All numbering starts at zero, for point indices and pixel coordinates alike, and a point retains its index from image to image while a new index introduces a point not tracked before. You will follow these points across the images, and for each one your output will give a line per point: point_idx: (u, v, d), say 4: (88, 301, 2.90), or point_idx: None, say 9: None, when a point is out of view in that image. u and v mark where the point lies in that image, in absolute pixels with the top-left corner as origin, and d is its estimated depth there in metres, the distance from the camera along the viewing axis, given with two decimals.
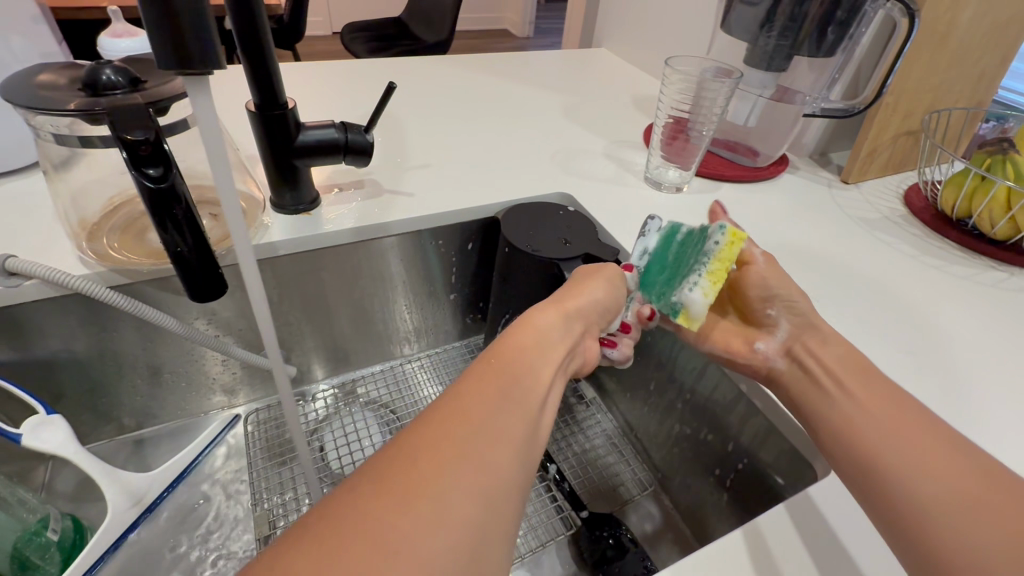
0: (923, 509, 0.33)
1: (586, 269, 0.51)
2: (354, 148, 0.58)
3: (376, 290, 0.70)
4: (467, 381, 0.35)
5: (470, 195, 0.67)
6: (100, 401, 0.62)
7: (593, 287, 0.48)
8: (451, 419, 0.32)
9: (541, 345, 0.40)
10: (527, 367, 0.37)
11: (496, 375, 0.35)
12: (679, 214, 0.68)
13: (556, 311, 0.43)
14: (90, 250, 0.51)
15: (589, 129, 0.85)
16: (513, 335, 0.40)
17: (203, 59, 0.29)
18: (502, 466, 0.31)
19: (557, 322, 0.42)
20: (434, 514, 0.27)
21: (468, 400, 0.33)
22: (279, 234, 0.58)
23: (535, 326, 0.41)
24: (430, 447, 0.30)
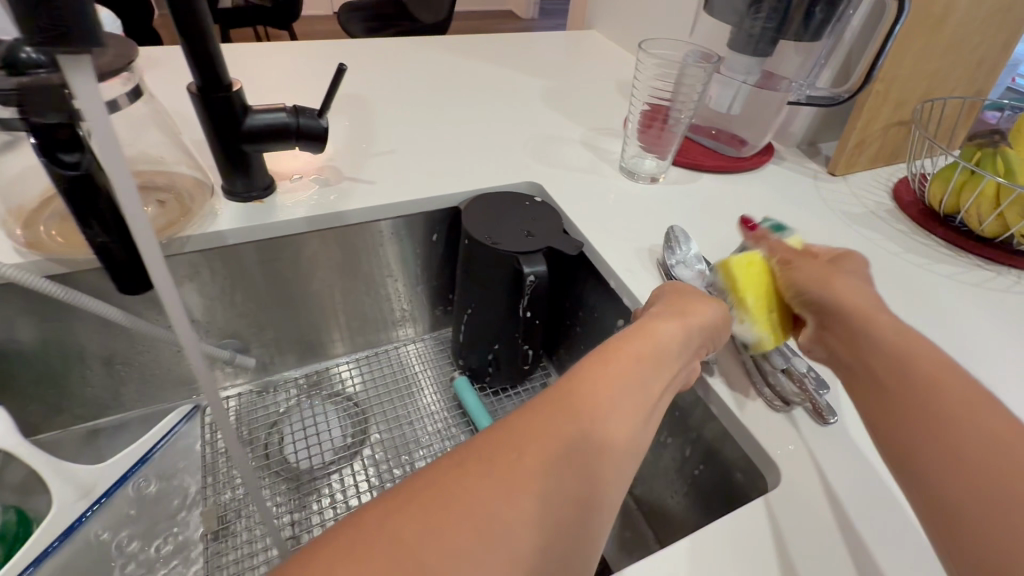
0: (956, 481, 0.29)
1: (684, 288, 0.46)
2: (309, 134, 0.55)
3: (338, 281, 0.67)
4: (570, 380, 0.33)
5: (434, 183, 0.64)
6: (51, 391, 0.61)
7: (705, 301, 0.44)
8: (558, 413, 0.31)
9: (658, 357, 0.37)
10: (636, 377, 0.34)
11: (604, 381, 0.33)
12: (652, 205, 0.65)
13: (672, 322, 0.40)
14: (24, 238, 0.48)
15: (567, 115, 0.82)
16: (622, 341, 0.37)
17: (81, 35, 0.26)
18: (596, 482, 0.30)
19: (672, 332, 0.39)
20: (524, 512, 0.27)
21: (573, 400, 0.32)
22: (227, 223, 0.56)
23: (651, 333, 0.38)
24: (531, 444, 0.29)
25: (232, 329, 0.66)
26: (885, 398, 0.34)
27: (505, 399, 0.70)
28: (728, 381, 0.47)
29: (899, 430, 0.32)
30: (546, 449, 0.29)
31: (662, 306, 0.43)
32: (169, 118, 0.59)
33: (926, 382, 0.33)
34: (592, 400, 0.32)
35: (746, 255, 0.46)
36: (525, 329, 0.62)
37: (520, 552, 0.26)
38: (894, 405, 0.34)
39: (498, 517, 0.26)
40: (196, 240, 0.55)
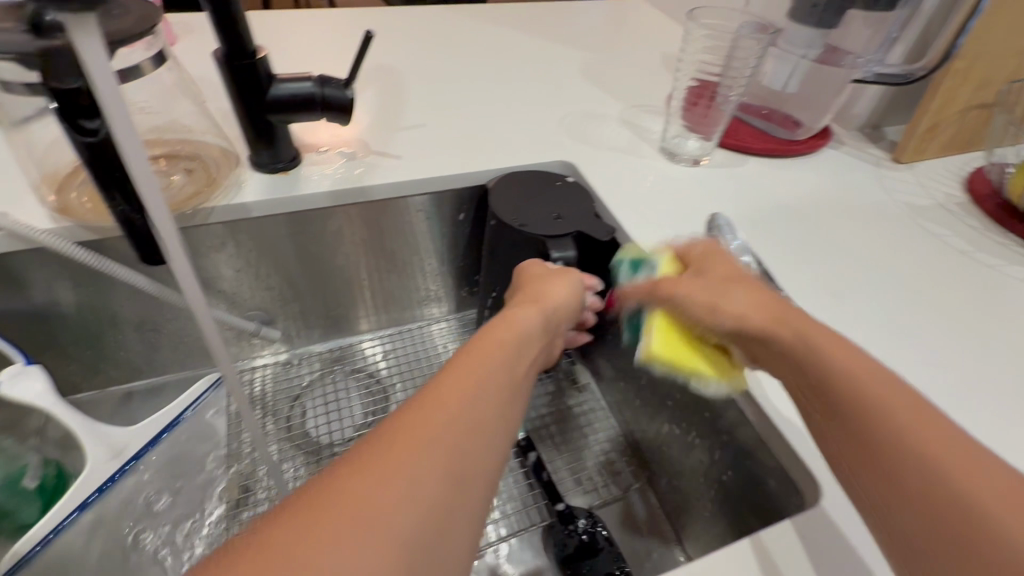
0: (924, 483, 0.28)
1: (543, 271, 0.49)
2: (334, 104, 0.53)
3: (363, 258, 0.66)
4: (446, 370, 0.33)
5: (462, 160, 0.62)
6: (88, 353, 0.63)
7: (557, 289, 0.46)
8: (433, 395, 0.30)
9: (522, 339, 0.38)
10: (503, 358, 0.35)
11: (478, 365, 0.33)
12: (693, 190, 0.61)
13: (529, 311, 0.42)
14: (55, 204, 0.49)
15: (606, 91, 0.77)
16: (492, 333, 0.38)
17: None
18: (480, 450, 0.29)
19: (528, 320, 0.41)
20: (404, 493, 0.25)
21: (447, 383, 0.31)
22: (253, 195, 0.55)
23: (511, 323, 0.40)
24: (410, 431, 0.28)
25: (258, 301, 0.66)
26: (824, 405, 0.34)
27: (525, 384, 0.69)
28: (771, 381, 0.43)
29: (845, 441, 0.32)
30: (428, 428, 0.28)
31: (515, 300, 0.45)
32: (197, 85, 0.58)
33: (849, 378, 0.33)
34: (469, 383, 0.31)
35: (655, 328, 0.42)
36: None
37: (409, 541, 0.24)
38: (832, 417, 0.33)
39: (380, 509, 0.24)
40: (222, 211, 0.54)
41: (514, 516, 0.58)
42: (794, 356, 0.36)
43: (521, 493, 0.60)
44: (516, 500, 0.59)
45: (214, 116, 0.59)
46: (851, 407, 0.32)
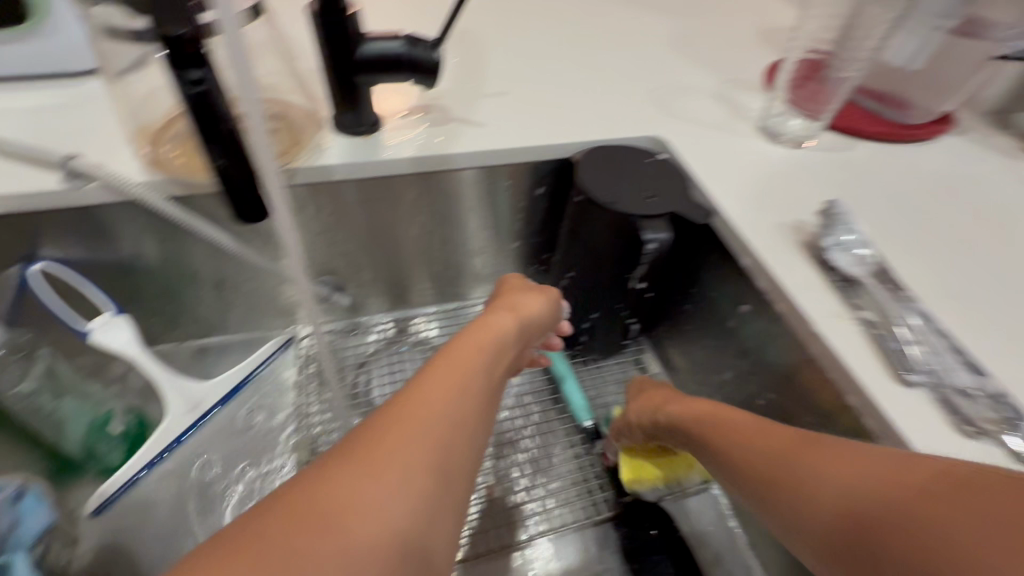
0: (866, 516, 0.29)
1: (518, 287, 0.54)
2: (422, 65, 0.51)
3: (436, 229, 0.65)
4: (433, 367, 0.38)
5: (547, 131, 0.59)
6: (168, 306, 0.64)
7: (527, 298, 0.52)
8: (418, 394, 0.34)
9: (498, 345, 0.43)
10: (481, 356, 0.41)
11: (458, 362, 0.39)
12: (798, 173, 0.56)
13: (502, 315, 0.47)
14: (148, 156, 0.49)
15: (697, 63, 0.72)
16: (470, 333, 0.43)
17: None
18: (461, 443, 0.34)
19: (502, 321, 0.46)
20: (396, 480, 0.29)
21: (429, 382, 0.35)
22: (336, 157, 0.54)
23: (485, 324, 0.45)
24: (403, 416, 0.32)
25: (331, 266, 0.66)
26: (772, 475, 0.36)
27: (592, 369, 0.67)
28: (903, 388, 0.38)
29: (788, 496, 0.34)
30: (416, 424, 0.32)
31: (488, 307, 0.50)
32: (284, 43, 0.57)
33: (783, 457, 0.36)
34: (451, 382, 0.36)
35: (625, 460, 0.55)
36: (633, 300, 0.57)
37: (401, 521, 0.28)
38: (777, 481, 0.35)
39: (375, 494, 0.28)
40: (306, 172, 0.53)
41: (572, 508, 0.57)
42: (742, 437, 0.41)
43: (580, 485, 0.58)
44: (574, 492, 0.58)
45: (300, 76, 0.58)
46: (773, 469, 0.36)
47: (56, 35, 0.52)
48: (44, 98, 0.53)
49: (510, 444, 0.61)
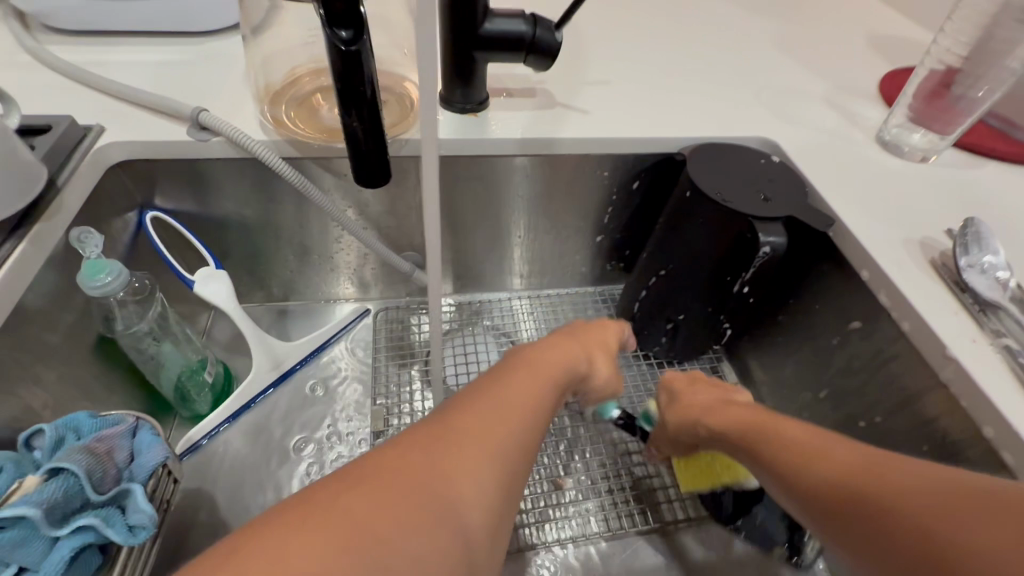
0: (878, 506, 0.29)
1: (593, 328, 0.48)
2: (541, 47, 0.50)
3: (526, 215, 0.64)
4: (483, 394, 0.34)
5: (653, 124, 0.57)
6: (256, 268, 0.66)
7: (592, 338, 0.47)
8: (481, 419, 0.31)
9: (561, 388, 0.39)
10: (539, 394, 0.36)
11: (512, 391, 0.35)
12: (920, 188, 0.53)
13: (564, 351, 0.42)
14: (269, 115, 0.51)
15: (807, 67, 0.69)
16: (526, 361, 0.39)
17: None
18: (512, 485, 0.31)
19: (562, 358, 0.41)
20: (442, 515, 0.27)
21: (493, 408, 0.33)
22: (445, 133, 0.54)
23: (543, 353, 0.41)
24: (443, 443, 0.29)
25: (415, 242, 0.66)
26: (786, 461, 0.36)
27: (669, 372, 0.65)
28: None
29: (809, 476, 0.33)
30: (475, 457, 0.29)
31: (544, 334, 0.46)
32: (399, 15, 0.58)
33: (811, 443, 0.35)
34: (513, 417, 0.33)
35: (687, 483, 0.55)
36: (731, 304, 0.55)
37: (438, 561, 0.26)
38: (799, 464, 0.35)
39: (418, 524, 0.26)
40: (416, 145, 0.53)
41: (592, 518, 0.55)
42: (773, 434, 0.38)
43: (603, 497, 0.57)
44: (596, 503, 0.56)
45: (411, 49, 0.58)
46: (789, 459, 0.35)
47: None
48: (178, 57, 0.57)
49: (581, 442, 0.60)
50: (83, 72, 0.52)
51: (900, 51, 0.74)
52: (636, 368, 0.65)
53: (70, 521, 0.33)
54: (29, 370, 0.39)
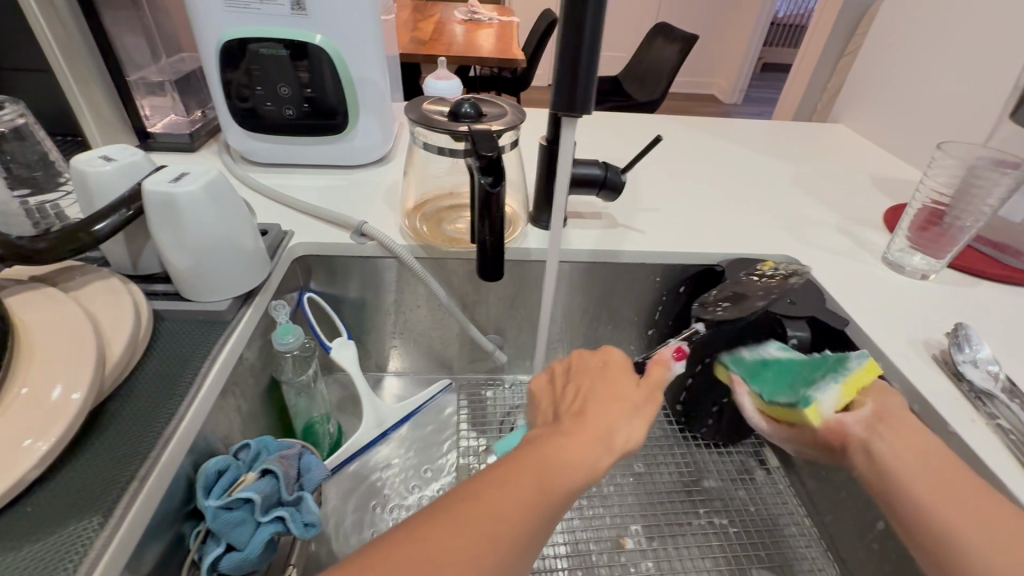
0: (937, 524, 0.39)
1: (609, 384, 0.45)
2: (611, 184, 0.68)
3: (591, 308, 0.78)
4: (457, 503, 0.35)
5: (696, 243, 0.72)
6: (367, 343, 0.81)
7: (610, 409, 0.42)
8: (452, 530, 0.33)
9: (566, 467, 0.38)
10: (518, 498, 0.36)
11: (507, 495, 0.35)
12: (921, 300, 0.65)
13: (584, 435, 0.40)
14: (409, 228, 0.70)
15: (821, 202, 0.85)
16: (534, 453, 0.38)
17: (581, 105, 0.41)
18: None
19: (578, 447, 0.39)
20: None
21: (467, 517, 0.34)
22: (533, 243, 0.70)
23: (553, 441, 0.39)
24: (423, 555, 0.32)
25: (498, 327, 0.80)
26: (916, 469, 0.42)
27: (714, 452, 0.73)
28: None
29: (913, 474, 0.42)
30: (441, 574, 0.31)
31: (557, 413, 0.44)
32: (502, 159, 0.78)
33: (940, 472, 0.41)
34: (485, 526, 0.34)
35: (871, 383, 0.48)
36: None
37: None
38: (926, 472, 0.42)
39: None
40: (512, 251, 0.69)
41: None
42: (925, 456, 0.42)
43: (663, 559, 0.63)
44: (658, 565, 0.62)
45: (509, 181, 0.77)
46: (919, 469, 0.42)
47: (364, 134, 0.79)
48: (338, 183, 0.79)
49: (636, 508, 0.67)
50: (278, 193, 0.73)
51: (900, 190, 0.90)
52: (686, 447, 0.73)
53: (269, 511, 0.45)
54: (235, 402, 0.53)
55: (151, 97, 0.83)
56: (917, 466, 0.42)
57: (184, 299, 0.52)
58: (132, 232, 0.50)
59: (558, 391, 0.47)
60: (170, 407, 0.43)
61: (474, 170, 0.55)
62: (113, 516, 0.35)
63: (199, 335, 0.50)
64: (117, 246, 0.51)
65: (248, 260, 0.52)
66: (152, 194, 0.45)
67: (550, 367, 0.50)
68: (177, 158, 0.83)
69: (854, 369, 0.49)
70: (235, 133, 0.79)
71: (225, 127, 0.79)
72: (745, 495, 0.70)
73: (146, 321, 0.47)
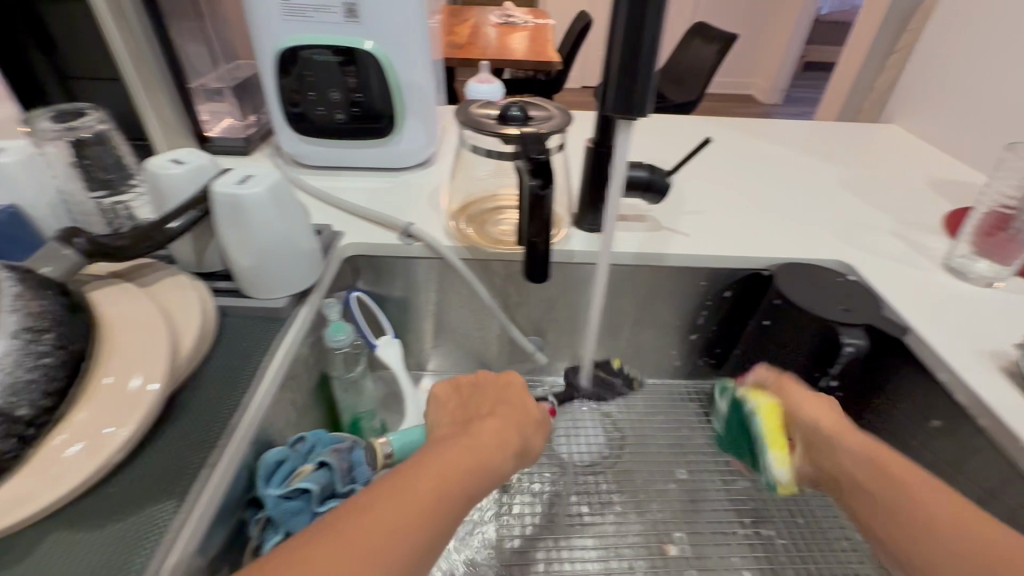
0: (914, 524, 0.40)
1: (502, 402, 0.48)
2: (657, 186, 0.68)
3: (633, 312, 0.77)
4: (352, 510, 0.34)
5: (743, 246, 0.71)
6: (410, 342, 0.82)
7: (508, 419, 0.46)
8: (345, 536, 0.32)
9: (468, 473, 0.39)
10: (423, 497, 0.35)
11: (409, 495, 0.35)
12: (988, 309, 0.61)
13: (481, 440, 0.42)
14: (455, 230, 0.71)
15: (874, 205, 0.82)
16: (435, 456, 0.39)
17: (638, 108, 0.41)
18: None
19: (476, 448, 0.41)
20: None
21: (365, 522, 0.33)
22: (577, 245, 0.70)
23: (452, 445, 0.40)
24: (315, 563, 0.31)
25: (539, 328, 0.81)
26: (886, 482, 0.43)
27: None
28: None
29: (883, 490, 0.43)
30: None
31: (450, 427, 0.45)
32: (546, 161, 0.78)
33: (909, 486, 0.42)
34: (384, 528, 0.33)
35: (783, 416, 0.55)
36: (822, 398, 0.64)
37: None
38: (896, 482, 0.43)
39: None
40: (556, 253, 0.70)
41: None
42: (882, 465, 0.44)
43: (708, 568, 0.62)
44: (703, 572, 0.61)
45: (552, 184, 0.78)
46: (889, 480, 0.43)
47: (410, 137, 0.81)
48: (386, 185, 0.81)
49: (676, 515, 0.66)
50: (328, 195, 0.75)
51: (960, 193, 0.86)
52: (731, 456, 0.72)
53: (326, 502, 0.47)
54: (291, 396, 0.55)
55: (211, 103, 0.87)
56: (868, 474, 0.45)
57: (245, 296, 0.54)
58: (199, 231, 0.53)
59: (454, 406, 0.49)
60: (234, 400, 0.45)
61: (523, 173, 0.56)
62: (185, 503, 0.37)
63: (260, 331, 0.52)
64: (184, 245, 0.54)
65: (305, 260, 0.54)
66: (220, 196, 0.47)
67: (451, 381, 0.52)
68: (232, 160, 0.86)
69: (761, 425, 0.56)
70: (287, 136, 0.81)
71: (278, 130, 0.82)
72: (794, 506, 0.67)
73: (212, 317, 0.50)
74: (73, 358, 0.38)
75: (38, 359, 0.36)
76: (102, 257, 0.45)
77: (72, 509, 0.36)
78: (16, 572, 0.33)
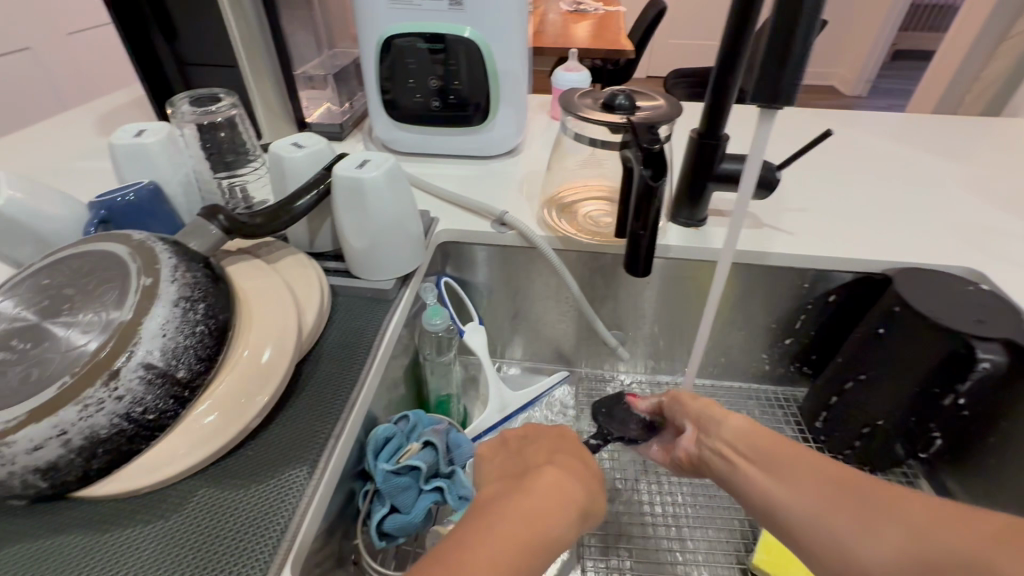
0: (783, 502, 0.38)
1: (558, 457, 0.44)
2: (763, 180, 0.64)
3: (723, 312, 0.74)
4: None
5: (853, 248, 0.66)
6: (491, 329, 0.83)
7: (570, 476, 0.41)
8: None
9: (521, 549, 0.34)
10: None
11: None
12: None
13: (538, 502, 0.37)
14: (546, 220, 0.71)
15: (1005, 208, 0.74)
16: (481, 525, 0.35)
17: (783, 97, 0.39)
18: None
19: (531, 514, 0.36)
20: None
21: None
22: (674, 239, 0.68)
23: (501, 510, 0.36)
24: None
25: (621, 323, 0.79)
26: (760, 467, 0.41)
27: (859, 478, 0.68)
28: None
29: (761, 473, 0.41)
30: None
31: (501, 483, 0.41)
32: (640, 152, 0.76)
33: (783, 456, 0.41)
34: None
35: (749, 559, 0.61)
36: (941, 416, 0.60)
37: None
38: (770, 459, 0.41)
39: None
40: None
41: None
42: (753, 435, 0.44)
43: None
44: None
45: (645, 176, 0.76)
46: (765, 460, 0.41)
47: (501, 125, 0.81)
48: (475, 173, 0.82)
49: None
50: (423, 181, 0.76)
51: None
52: None
53: (431, 481, 0.49)
54: (391, 374, 0.57)
55: (310, 89, 0.91)
56: (744, 453, 0.43)
57: (355, 276, 0.56)
58: (316, 212, 0.55)
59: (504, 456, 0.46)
60: (353, 375, 0.47)
61: (633, 163, 0.54)
62: (318, 467, 0.39)
63: (370, 311, 0.54)
64: (301, 225, 0.56)
65: (411, 244, 0.55)
66: (342, 179, 0.49)
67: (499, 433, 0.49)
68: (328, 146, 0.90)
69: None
70: (381, 123, 0.83)
71: (373, 116, 0.83)
72: None
73: (329, 296, 0.52)
74: (220, 327, 0.41)
75: (194, 327, 0.38)
76: (240, 234, 0.48)
77: (219, 466, 0.39)
78: (177, 519, 0.36)
